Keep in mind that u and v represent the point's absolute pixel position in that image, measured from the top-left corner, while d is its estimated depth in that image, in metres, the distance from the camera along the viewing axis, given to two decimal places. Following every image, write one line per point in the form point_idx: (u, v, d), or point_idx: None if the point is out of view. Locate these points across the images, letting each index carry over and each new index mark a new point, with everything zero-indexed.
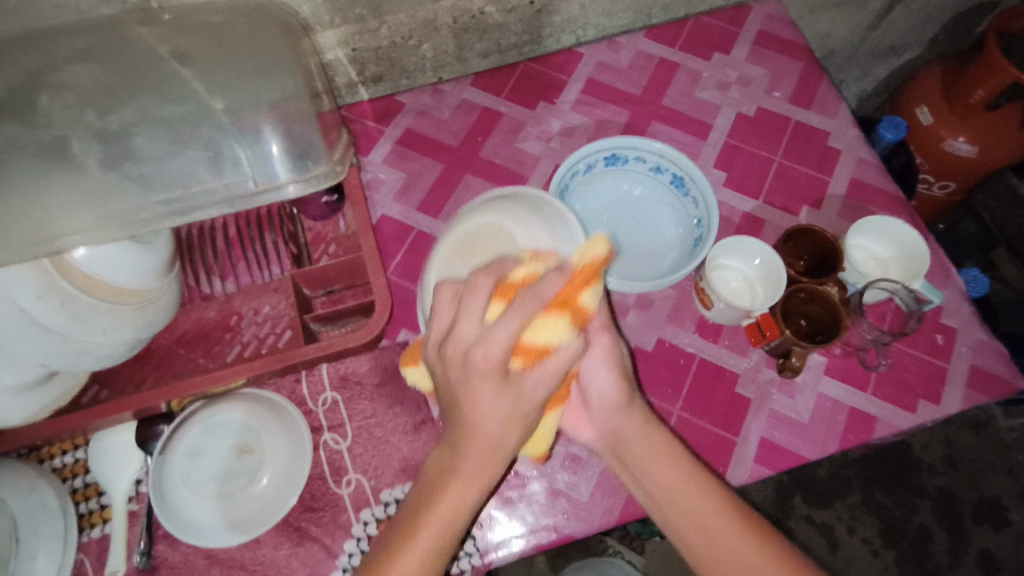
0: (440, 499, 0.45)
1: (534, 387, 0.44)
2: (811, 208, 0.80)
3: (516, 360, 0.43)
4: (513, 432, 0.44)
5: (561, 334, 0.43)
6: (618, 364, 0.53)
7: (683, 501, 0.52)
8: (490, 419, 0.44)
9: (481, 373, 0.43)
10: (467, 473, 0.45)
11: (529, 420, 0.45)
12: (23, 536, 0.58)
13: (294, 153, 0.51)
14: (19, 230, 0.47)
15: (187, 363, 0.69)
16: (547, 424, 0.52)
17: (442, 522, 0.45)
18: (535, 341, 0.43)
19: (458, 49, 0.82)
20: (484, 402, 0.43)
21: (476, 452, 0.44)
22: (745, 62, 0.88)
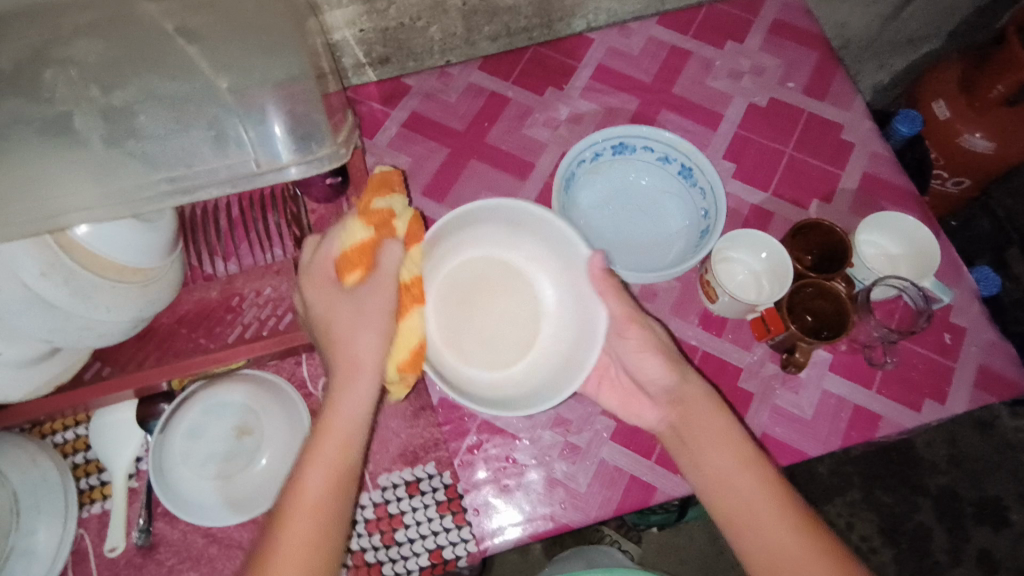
0: (328, 423, 0.50)
1: (371, 294, 0.53)
2: (821, 202, 0.79)
3: (348, 272, 0.53)
4: (365, 341, 0.52)
5: (360, 230, 0.54)
6: (656, 344, 0.59)
7: (733, 481, 0.54)
8: (343, 329, 0.52)
9: (318, 285, 0.54)
10: (337, 390, 0.51)
11: (382, 321, 0.52)
12: (25, 510, 0.58)
13: (298, 135, 0.50)
14: (23, 205, 0.47)
15: (188, 343, 0.68)
16: (410, 333, 0.56)
17: (336, 441, 0.50)
18: (355, 248, 0.53)
19: (467, 31, 0.81)
20: (333, 309, 0.52)
21: (341, 368, 0.51)
22: (759, 51, 0.86)
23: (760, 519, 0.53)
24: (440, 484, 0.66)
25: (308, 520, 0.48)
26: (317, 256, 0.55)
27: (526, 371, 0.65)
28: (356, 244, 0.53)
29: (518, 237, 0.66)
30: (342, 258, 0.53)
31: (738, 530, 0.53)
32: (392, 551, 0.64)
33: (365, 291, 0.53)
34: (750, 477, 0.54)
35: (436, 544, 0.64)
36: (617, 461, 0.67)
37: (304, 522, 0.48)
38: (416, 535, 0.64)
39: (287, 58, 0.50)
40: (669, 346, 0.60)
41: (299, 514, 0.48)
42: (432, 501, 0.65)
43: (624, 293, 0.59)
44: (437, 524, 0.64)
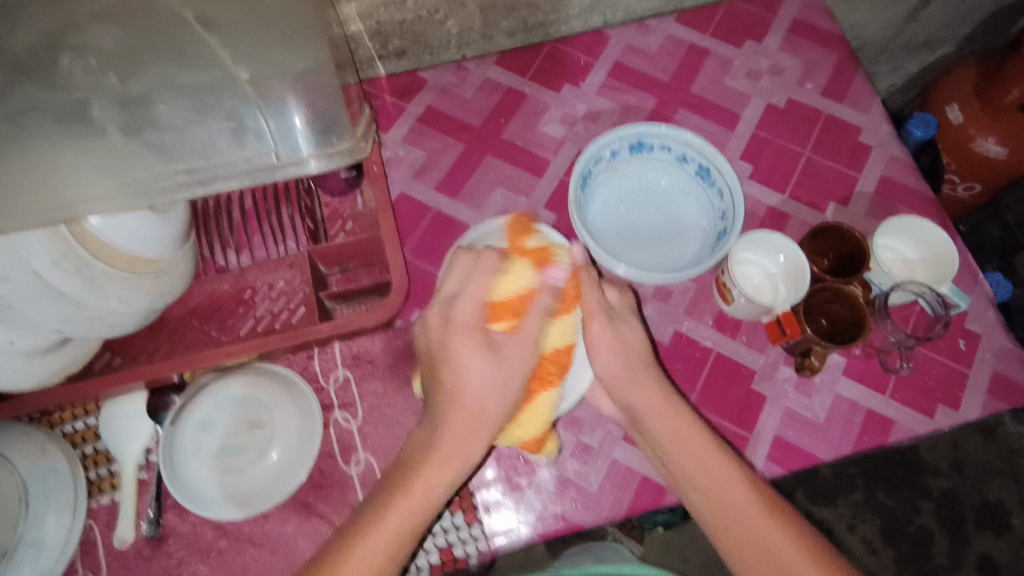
0: (412, 487, 0.50)
1: (513, 347, 0.52)
2: (838, 204, 0.78)
3: (498, 320, 0.53)
4: (492, 398, 0.52)
5: (524, 278, 0.53)
6: (618, 345, 0.59)
7: (712, 470, 0.55)
8: (471, 377, 0.51)
9: (466, 328, 0.52)
10: (447, 442, 0.51)
11: (508, 384, 0.52)
12: (34, 499, 0.58)
13: (318, 128, 0.49)
14: (34, 196, 0.48)
15: (200, 335, 0.68)
16: (540, 404, 0.56)
17: (413, 502, 0.50)
18: (507, 298, 0.53)
19: (484, 26, 0.81)
20: (467, 362, 0.51)
21: (457, 423, 0.52)
22: (778, 52, 0.86)
23: (733, 515, 0.53)
24: None
25: (378, 549, 0.48)
26: (461, 296, 0.53)
27: None
28: (507, 294, 0.53)
29: None
30: (492, 303, 0.52)
31: (714, 518, 0.54)
32: None
33: (509, 350, 0.52)
34: (718, 464, 0.55)
35: (447, 541, 0.63)
36: (629, 461, 0.66)
37: (371, 555, 0.48)
38: (426, 532, 0.63)
39: (303, 56, 0.47)
40: (629, 350, 0.59)
41: (369, 544, 0.48)
42: (442, 498, 0.64)
43: (601, 296, 0.59)
44: (448, 521, 0.64)
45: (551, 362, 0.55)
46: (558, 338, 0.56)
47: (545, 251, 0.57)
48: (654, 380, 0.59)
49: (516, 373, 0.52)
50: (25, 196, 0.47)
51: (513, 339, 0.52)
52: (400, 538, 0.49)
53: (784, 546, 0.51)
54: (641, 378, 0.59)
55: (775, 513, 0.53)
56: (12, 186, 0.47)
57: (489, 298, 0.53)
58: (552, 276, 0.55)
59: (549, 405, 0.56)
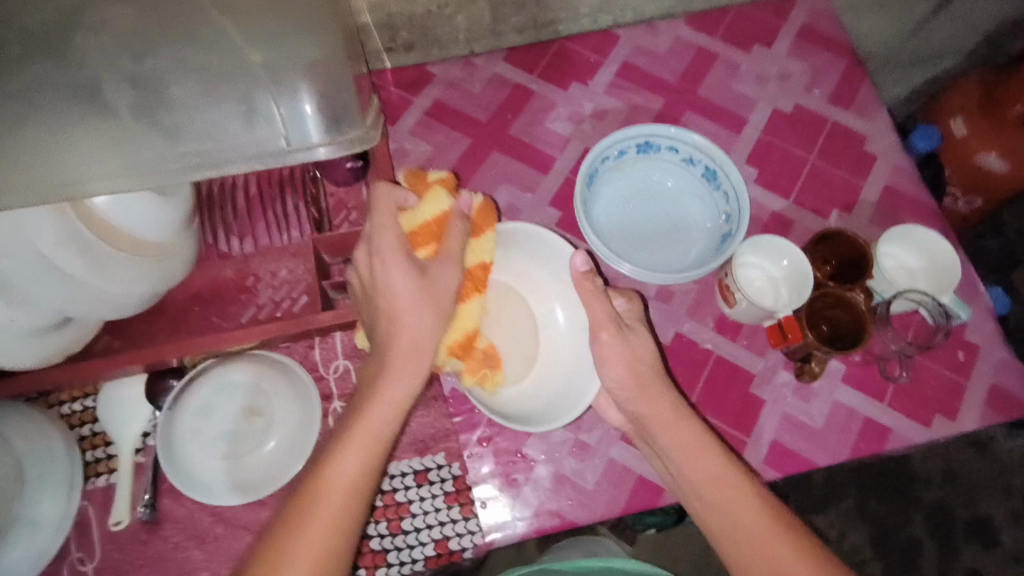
0: (367, 418, 0.51)
1: (440, 269, 0.56)
2: (841, 212, 0.79)
3: (419, 246, 0.57)
4: (421, 318, 0.54)
5: (442, 204, 0.58)
6: (627, 350, 0.61)
7: (716, 481, 0.55)
8: (399, 293, 0.54)
9: (391, 255, 0.55)
10: (392, 365, 0.53)
11: (435, 300, 0.55)
12: (30, 480, 0.58)
13: (329, 115, 0.48)
14: (34, 176, 0.47)
15: (201, 321, 0.68)
16: (471, 311, 0.60)
17: (367, 431, 0.50)
18: (426, 223, 0.57)
19: (494, 21, 0.81)
20: (391, 282, 0.54)
21: (398, 353, 0.53)
22: (786, 57, 0.86)
23: (751, 533, 0.53)
24: (449, 474, 0.65)
25: (340, 500, 0.48)
26: (377, 228, 0.55)
27: (533, 388, 0.67)
28: (424, 220, 0.58)
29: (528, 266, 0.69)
30: (413, 233, 0.57)
31: (718, 527, 0.55)
32: (397, 539, 0.63)
33: (434, 268, 0.56)
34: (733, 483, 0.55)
35: (443, 534, 0.63)
36: (626, 461, 0.66)
37: (333, 496, 0.48)
38: (422, 524, 0.64)
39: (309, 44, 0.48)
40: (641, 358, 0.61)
41: (326, 501, 0.48)
42: (440, 491, 0.64)
43: (609, 304, 0.63)
44: (444, 514, 0.64)
45: (477, 273, 0.61)
46: (477, 256, 0.61)
47: (487, 210, 0.62)
48: (663, 390, 0.61)
49: (447, 290, 0.56)
50: (23, 173, 0.46)
51: (438, 263, 0.57)
52: (363, 473, 0.49)
53: (785, 555, 0.52)
54: (652, 390, 0.60)
55: (779, 525, 0.53)
56: (15, 161, 0.46)
57: (403, 229, 0.57)
58: (463, 202, 0.60)
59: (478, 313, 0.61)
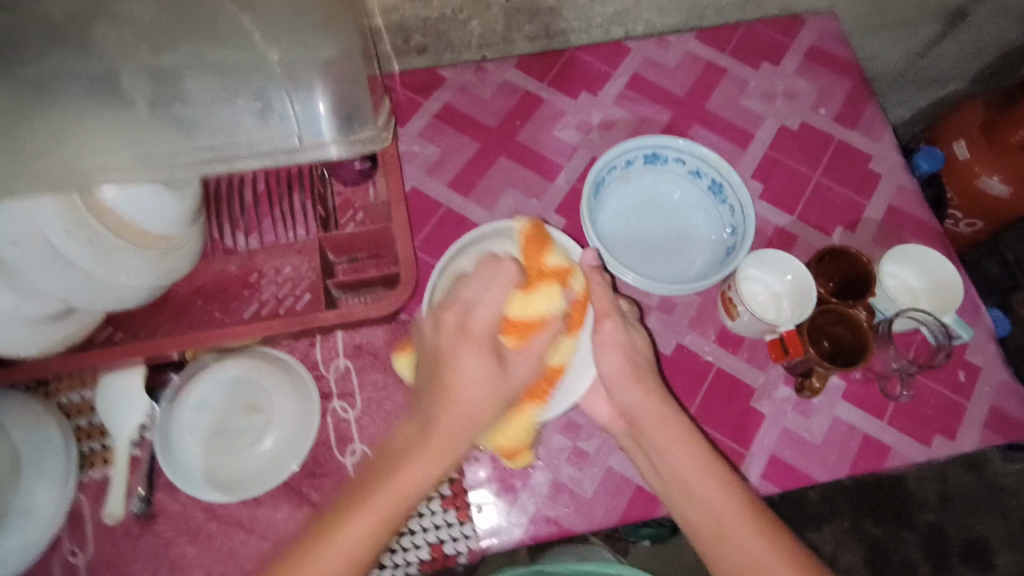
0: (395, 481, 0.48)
1: (519, 366, 0.55)
2: (845, 229, 0.79)
3: (510, 336, 0.55)
4: (486, 406, 0.52)
5: (551, 304, 0.57)
6: (625, 345, 0.62)
7: (704, 485, 0.56)
8: (469, 379, 0.51)
9: (476, 338, 0.52)
10: (435, 441, 0.50)
11: (501, 394, 0.53)
12: (26, 470, 0.57)
13: (342, 115, 0.49)
14: (46, 164, 0.47)
15: (203, 315, 0.68)
16: (526, 418, 0.59)
17: (394, 493, 0.48)
18: (525, 317, 0.55)
19: (506, 29, 0.81)
20: (465, 363, 0.51)
21: (444, 426, 0.50)
22: (794, 75, 0.87)
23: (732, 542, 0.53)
24: (446, 477, 0.64)
25: (352, 546, 0.46)
26: (475, 308, 0.53)
27: None
28: (525, 312, 0.55)
29: None
30: (508, 319, 0.55)
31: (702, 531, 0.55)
32: (392, 541, 0.62)
33: (514, 367, 0.55)
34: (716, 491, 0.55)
35: (438, 538, 0.63)
36: (625, 470, 0.66)
37: (348, 543, 0.46)
38: (417, 527, 0.63)
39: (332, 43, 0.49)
40: (633, 352, 0.62)
41: (337, 548, 0.46)
42: (436, 494, 0.64)
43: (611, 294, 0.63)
44: (439, 518, 0.63)
45: (549, 377, 0.60)
46: (556, 358, 0.61)
47: (584, 308, 0.62)
48: (657, 390, 0.61)
49: (512, 387, 0.55)
50: (37, 162, 0.47)
51: (519, 358, 0.56)
52: (380, 521, 0.47)
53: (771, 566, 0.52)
54: (646, 384, 0.61)
55: (767, 534, 0.53)
56: (26, 149, 0.46)
57: (505, 313, 0.54)
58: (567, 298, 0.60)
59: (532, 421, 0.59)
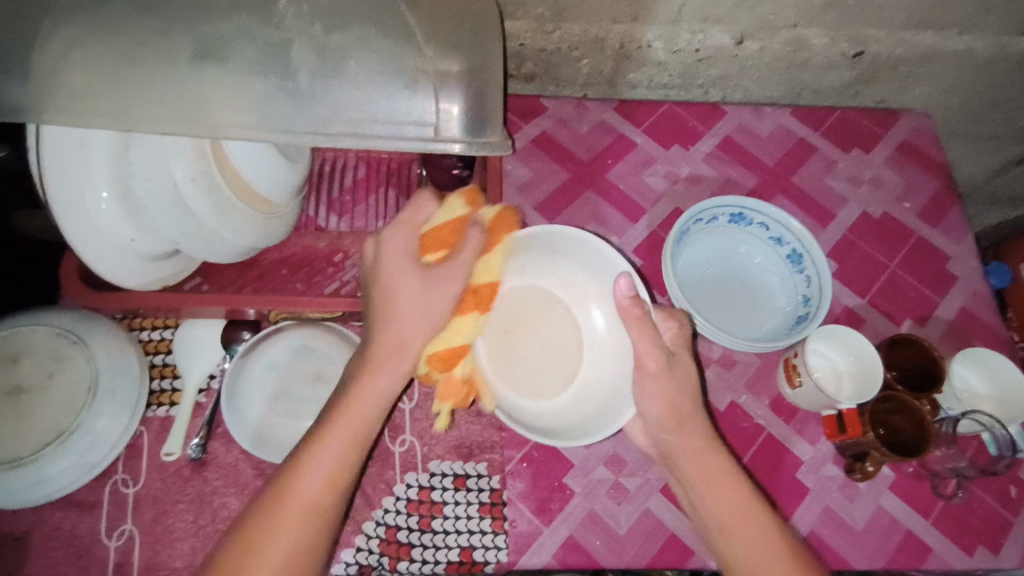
0: (346, 414, 0.53)
1: (439, 274, 0.56)
2: (914, 322, 0.79)
3: (429, 252, 0.57)
4: (416, 316, 0.55)
5: (458, 211, 0.59)
6: (668, 388, 0.59)
7: (738, 518, 0.55)
8: (397, 296, 0.55)
9: (396, 259, 0.57)
10: (380, 354, 0.56)
11: (431, 305, 0.55)
12: (101, 392, 0.60)
13: (473, 120, 0.54)
14: (182, 112, 0.50)
15: (286, 284, 0.70)
16: (467, 323, 0.58)
17: (347, 431, 0.53)
18: (438, 229, 0.58)
19: (613, 73, 0.85)
20: (398, 279, 0.56)
21: (383, 346, 0.56)
22: (883, 166, 0.89)
23: None
24: (487, 485, 0.65)
25: (317, 483, 0.50)
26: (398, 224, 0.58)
27: (573, 401, 0.67)
28: (440, 227, 0.58)
29: (574, 276, 0.70)
30: (427, 237, 0.58)
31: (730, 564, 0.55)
32: (425, 536, 0.62)
33: (435, 275, 0.55)
34: (761, 538, 0.54)
35: (469, 543, 0.63)
36: (662, 515, 0.66)
37: (303, 492, 0.50)
38: (451, 528, 0.63)
39: (461, 55, 0.55)
40: (685, 391, 0.60)
41: (292, 498, 0.49)
42: (475, 499, 0.64)
43: (653, 332, 0.59)
44: (474, 524, 0.63)
45: (482, 291, 0.59)
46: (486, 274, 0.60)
47: (507, 224, 0.61)
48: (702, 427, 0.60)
49: (441, 295, 0.55)
50: (183, 111, 0.50)
51: (440, 270, 0.56)
52: (339, 460, 0.52)
53: None
54: (688, 424, 0.59)
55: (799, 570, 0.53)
56: (182, 101, 0.50)
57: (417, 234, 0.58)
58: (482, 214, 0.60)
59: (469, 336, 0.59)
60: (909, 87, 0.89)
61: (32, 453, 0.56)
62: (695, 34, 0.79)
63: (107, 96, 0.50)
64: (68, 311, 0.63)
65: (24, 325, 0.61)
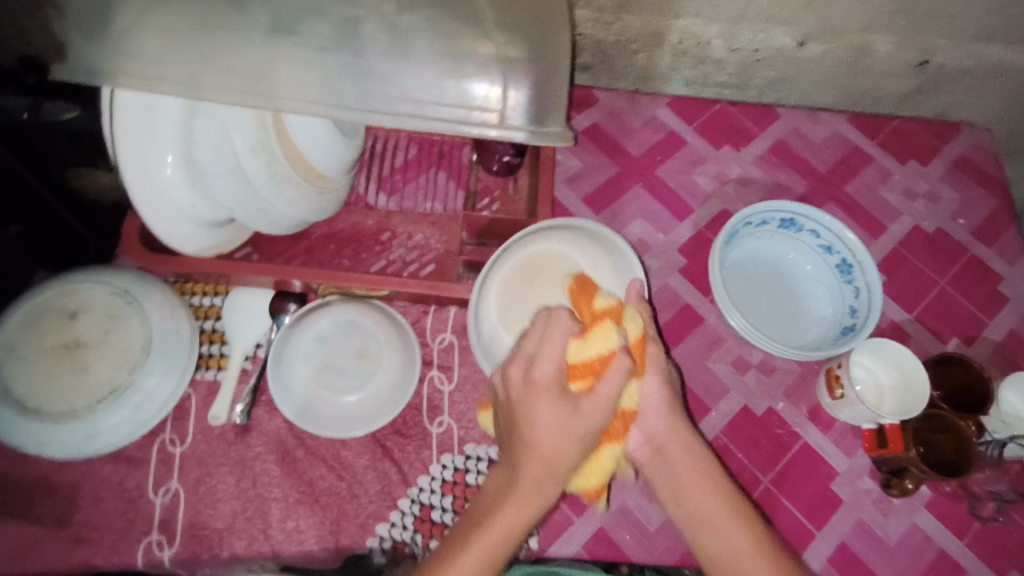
0: (487, 542, 0.44)
1: (590, 409, 0.46)
2: (961, 342, 0.78)
3: (577, 380, 0.48)
4: (567, 454, 0.45)
5: (609, 342, 0.49)
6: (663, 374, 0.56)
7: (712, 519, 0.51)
8: (544, 432, 0.45)
9: (544, 387, 0.47)
10: (524, 489, 0.45)
11: (584, 441, 0.46)
12: (153, 352, 0.61)
13: (536, 109, 0.53)
14: (251, 84, 0.51)
15: (334, 258, 0.71)
16: (604, 458, 0.50)
17: (483, 560, 0.44)
18: (587, 359, 0.48)
19: (668, 68, 0.84)
20: (544, 411, 0.46)
21: (528, 478, 0.45)
22: (939, 180, 0.87)
23: None
24: None
25: None
26: (538, 347, 0.49)
27: None
28: (590, 353, 0.48)
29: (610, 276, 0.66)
30: (572, 363, 0.48)
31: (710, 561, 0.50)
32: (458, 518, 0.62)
33: (593, 410, 0.46)
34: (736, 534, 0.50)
35: None
36: None
37: None
38: None
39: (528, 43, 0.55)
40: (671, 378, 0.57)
41: None
42: None
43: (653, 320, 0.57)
44: None
45: (624, 419, 0.51)
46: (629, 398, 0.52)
47: (649, 341, 0.53)
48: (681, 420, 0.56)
49: (589, 433, 0.46)
50: (252, 82, 0.51)
51: (596, 404, 0.47)
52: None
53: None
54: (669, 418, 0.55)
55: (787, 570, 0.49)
56: (255, 73, 0.51)
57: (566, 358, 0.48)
58: (626, 338, 0.51)
59: (611, 464, 0.51)
60: (972, 101, 0.87)
61: (86, 407, 0.58)
62: (757, 34, 0.77)
63: (176, 59, 0.50)
64: (125, 270, 0.64)
65: (82, 283, 0.62)
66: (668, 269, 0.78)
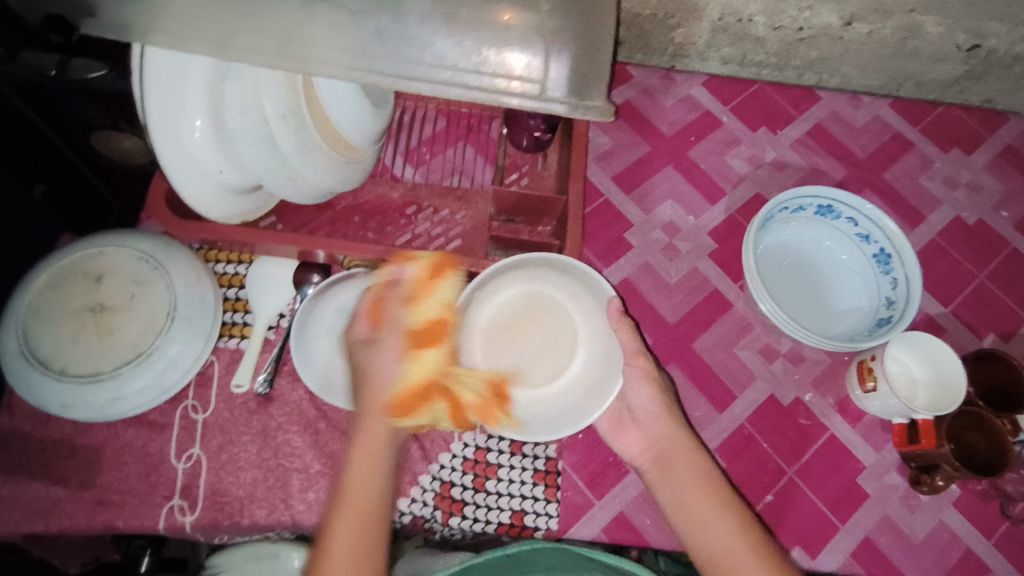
0: (350, 487, 0.46)
1: (386, 330, 0.52)
2: (998, 337, 0.76)
3: (370, 323, 0.54)
4: (385, 380, 0.50)
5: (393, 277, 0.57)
6: (658, 386, 0.61)
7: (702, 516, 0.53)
8: (371, 377, 0.50)
9: (353, 346, 0.53)
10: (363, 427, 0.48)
11: (389, 359, 0.50)
12: (178, 318, 0.61)
13: (577, 82, 0.52)
14: (282, 48, 0.50)
15: (358, 231, 0.70)
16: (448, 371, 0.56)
17: (354, 505, 0.45)
18: (375, 303, 0.55)
19: (706, 46, 0.81)
20: (357, 363, 0.52)
21: (364, 418, 0.49)
22: (982, 170, 0.84)
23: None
24: (543, 453, 0.65)
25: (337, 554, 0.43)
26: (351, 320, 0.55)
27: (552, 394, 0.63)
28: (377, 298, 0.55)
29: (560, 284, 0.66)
30: (365, 311, 0.54)
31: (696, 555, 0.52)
32: (478, 496, 0.62)
33: (386, 332, 0.52)
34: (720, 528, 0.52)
35: (520, 507, 0.63)
36: None
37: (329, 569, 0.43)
38: (505, 491, 0.63)
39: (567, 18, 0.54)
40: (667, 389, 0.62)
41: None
42: (530, 466, 0.64)
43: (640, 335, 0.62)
44: (527, 489, 0.63)
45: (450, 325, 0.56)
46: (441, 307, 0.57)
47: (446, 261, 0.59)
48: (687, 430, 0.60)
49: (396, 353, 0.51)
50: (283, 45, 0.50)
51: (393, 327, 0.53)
52: (355, 532, 0.44)
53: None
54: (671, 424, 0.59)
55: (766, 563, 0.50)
56: (291, 36, 0.50)
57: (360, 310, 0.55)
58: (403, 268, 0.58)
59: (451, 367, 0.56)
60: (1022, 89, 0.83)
61: (110, 370, 0.58)
62: (801, 12, 0.74)
63: (210, 20, 0.52)
64: (150, 235, 0.63)
65: (107, 246, 0.62)
66: (697, 253, 0.76)
